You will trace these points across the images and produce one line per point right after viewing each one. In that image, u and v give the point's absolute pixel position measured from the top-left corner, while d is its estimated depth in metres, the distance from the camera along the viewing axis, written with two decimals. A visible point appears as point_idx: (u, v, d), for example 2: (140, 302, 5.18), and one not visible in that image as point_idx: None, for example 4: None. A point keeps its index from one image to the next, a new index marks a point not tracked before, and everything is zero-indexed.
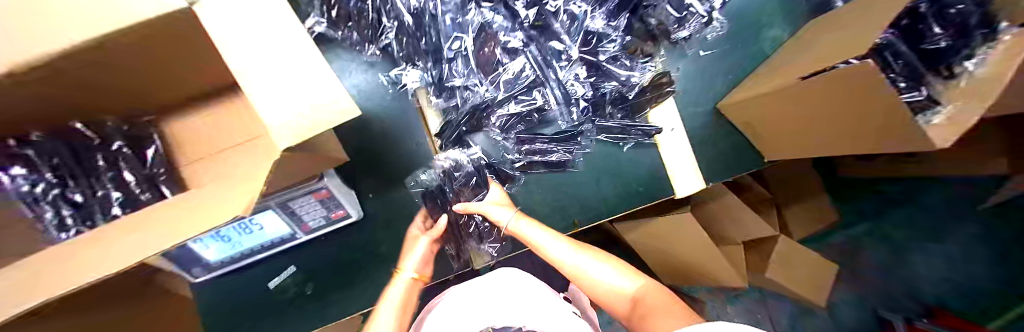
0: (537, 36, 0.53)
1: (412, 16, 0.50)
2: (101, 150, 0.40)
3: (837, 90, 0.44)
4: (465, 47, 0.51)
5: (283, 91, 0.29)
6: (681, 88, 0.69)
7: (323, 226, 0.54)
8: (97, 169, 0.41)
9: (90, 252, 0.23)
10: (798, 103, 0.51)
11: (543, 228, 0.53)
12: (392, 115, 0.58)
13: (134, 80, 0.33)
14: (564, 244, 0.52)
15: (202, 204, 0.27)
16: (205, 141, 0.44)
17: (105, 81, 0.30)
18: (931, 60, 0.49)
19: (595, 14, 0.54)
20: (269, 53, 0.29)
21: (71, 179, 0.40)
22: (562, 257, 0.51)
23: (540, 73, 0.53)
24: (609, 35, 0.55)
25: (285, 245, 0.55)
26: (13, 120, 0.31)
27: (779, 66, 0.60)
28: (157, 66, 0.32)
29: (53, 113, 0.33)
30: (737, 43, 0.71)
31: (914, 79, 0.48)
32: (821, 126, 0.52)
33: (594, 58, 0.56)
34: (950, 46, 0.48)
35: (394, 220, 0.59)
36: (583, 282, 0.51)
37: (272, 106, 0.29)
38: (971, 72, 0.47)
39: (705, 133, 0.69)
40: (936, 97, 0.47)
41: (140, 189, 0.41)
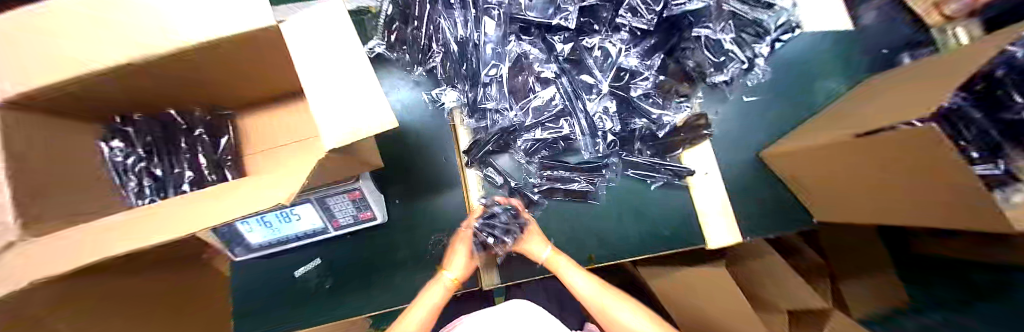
0: (570, 69, 0.55)
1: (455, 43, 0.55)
2: (184, 134, 0.48)
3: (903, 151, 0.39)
4: (500, 75, 0.54)
5: (333, 99, 0.33)
6: (719, 131, 0.66)
7: (350, 225, 0.58)
8: (176, 150, 0.48)
9: (89, 240, 0.24)
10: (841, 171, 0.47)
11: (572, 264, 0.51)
12: (430, 129, 0.63)
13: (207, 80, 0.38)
14: (589, 281, 0.50)
15: (209, 202, 0.30)
16: (269, 135, 0.51)
17: (197, 78, 0.36)
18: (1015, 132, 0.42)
19: (629, 52, 0.54)
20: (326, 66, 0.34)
21: (153, 155, 0.47)
22: (586, 292, 0.50)
23: (568, 103, 0.54)
24: (643, 73, 0.55)
25: (315, 238, 0.59)
26: (115, 104, 0.39)
27: (831, 120, 0.55)
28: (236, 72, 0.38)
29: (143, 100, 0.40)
30: (786, 92, 0.67)
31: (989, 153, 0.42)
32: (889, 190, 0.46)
33: (625, 93, 0.56)
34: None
35: (414, 228, 0.61)
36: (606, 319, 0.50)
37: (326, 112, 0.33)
38: None
39: (743, 183, 0.64)
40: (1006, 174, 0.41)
41: (207, 170, 0.48)
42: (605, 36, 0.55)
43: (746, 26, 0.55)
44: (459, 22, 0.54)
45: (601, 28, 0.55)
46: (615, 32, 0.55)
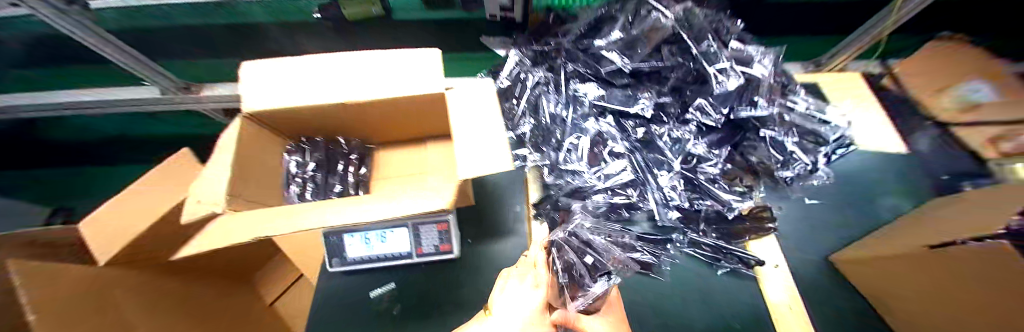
0: (641, 147, 0.63)
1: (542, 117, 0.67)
2: (342, 156, 0.62)
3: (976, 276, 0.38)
4: (579, 146, 0.63)
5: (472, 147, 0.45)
6: (785, 227, 0.68)
7: (431, 254, 0.64)
8: (330, 167, 0.61)
9: (227, 235, 0.34)
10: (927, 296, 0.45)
11: None
12: (506, 182, 0.74)
13: (390, 115, 0.58)
14: None
15: (302, 213, 0.37)
16: (396, 167, 0.65)
17: (396, 111, 0.57)
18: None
19: (697, 142, 0.61)
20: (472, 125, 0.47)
21: (313, 168, 0.60)
22: None
23: (641, 175, 0.61)
24: (710, 160, 0.61)
25: (397, 262, 0.65)
26: (312, 123, 0.56)
27: (910, 231, 0.54)
28: (410, 111, 0.57)
29: (328, 124, 0.57)
30: (849, 199, 0.70)
31: None
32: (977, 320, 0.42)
33: (692, 175, 0.62)
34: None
35: (480, 269, 0.65)
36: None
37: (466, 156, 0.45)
38: None
39: (821, 285, 0.60)
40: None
41: (349, 186, 0.60)
42: (672, 127, 0.62)
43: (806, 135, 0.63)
44: (552, 101, 0.67)
45: (669, 121, 0.63)
46: (683, 125, 0.62)
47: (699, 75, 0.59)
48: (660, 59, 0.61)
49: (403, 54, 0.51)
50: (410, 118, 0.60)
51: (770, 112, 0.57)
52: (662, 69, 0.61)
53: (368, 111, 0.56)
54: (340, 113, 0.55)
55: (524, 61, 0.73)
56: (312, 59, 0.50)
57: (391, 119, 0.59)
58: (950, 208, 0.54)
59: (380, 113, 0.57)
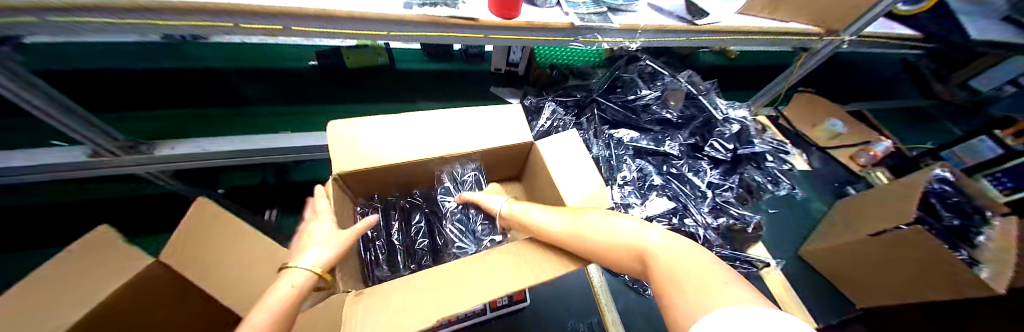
0: (673, 180, 0.75)
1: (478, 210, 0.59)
2: (419, 212, 0.59)
3: (902, 246, 0.65)
4: (630, 182, 0.73)
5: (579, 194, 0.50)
6: (766, 232, 0.89)
7: (505, 305, 0.61)
8: (404, 224, 0.58)
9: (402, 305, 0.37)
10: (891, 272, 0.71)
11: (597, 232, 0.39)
12: None
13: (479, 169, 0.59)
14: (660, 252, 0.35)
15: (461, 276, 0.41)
16: None
17: (487, 160, 0.56)
18: (958, 232, 0.71)
19: (711, 172, 0.76)
20: (570, 172, 0.52)
21: (377, 228, 0.55)
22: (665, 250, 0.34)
23: (680, 204, 0.72)
24: (723, 186, 0.76)
25: (469, 322, 0.60)
26: (394, 182, 0.53)
27: (849, 223, 0.80)
28: (499, 162, 0.58)
29: (407, 181, 0.55)
30: (792, 207, 0.97)
31: (954, 242, 0.69)
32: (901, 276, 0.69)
33: (716, 200, 0.75)
34: (961, 223, 0.72)
35: (552, 311, 0.66)
36: (671, 280, 0.31)
37: (574, 191, 0.49)
38: (986, 242, 0.70)
39: (793, 274, 0.84)
40: (974, 258, 0.67)
41: (422, 241, 0.56)
42: (688, 162, 0.77)
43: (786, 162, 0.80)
44: (596, 145, 0.77)
45: (684, 158, 0.78)
46: (696, 159, 0.78)
47: (708, 120, 0.77)
48: (683, 111, 0.78)
49: (492, 111, 0.55)
50: (486, 170, 0.60)
51: (762, 148, 0.75)
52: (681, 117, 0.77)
53: (452, 168, 0.55)
54: (424, 171, 0.53)
55: (558, 109, 0.84)
56: (416, 117, 0.51)
57: (469, 172, 0.59)
58: (863, 205, 0.80)
59: (458, 165, 0.54)
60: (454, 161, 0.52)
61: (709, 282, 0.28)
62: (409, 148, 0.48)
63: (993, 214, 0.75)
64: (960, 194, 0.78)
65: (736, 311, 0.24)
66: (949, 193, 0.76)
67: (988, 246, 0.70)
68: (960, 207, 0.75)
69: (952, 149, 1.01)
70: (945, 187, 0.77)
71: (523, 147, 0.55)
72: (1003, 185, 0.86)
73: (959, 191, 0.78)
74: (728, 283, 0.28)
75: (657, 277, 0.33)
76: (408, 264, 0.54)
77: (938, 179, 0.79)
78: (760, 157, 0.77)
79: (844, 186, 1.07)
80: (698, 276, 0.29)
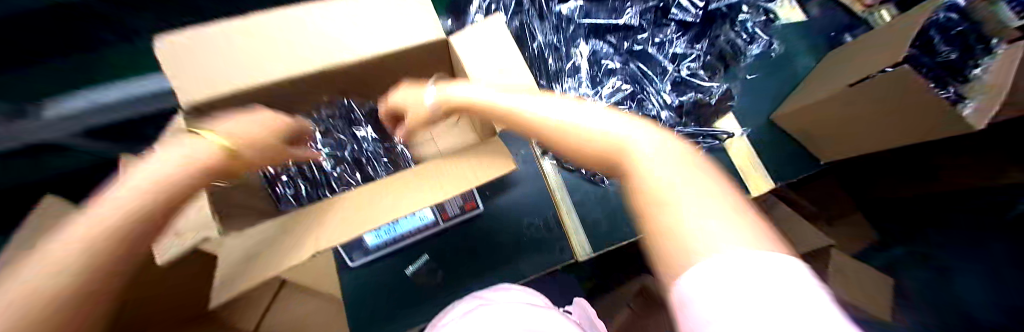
0: (632, 59, 0.65)
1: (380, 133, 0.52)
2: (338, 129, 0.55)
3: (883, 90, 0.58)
4: (582, 70, 0.63)
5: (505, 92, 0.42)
6: (739, 102, 0.82)
7: (457, 216, 0.61)
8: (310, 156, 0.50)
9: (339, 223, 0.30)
10: (861, 124, 0.66)
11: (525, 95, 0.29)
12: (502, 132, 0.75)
13: (395, 81, 0.49)
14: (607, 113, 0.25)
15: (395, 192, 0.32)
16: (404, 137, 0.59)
17: (393, 68, 0.45)
18: (950, 67, 0.66)
19: (678, 41, 0.65)
20: (492, 66, 0.43)
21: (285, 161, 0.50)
22: (600, 125, 0.23)
23: (636, 85, 0.65)
24: (690, 56, 0.66)
25: (425, 234, 0.61)
26: (275, 105, 0.43)
27: (827, 79, 0.73)
28: (411, 67, 0.47)
29: (296, 103, 0.44)
30: (778, 67, 0.86)
31: (941, 82, 0.66)
32: (861, 127, 0.67)
33: (681, 74, 0.66)
34: (958, 58, 0.67)
35: (508, 217, 0.66)
36: (633, 184, 0.20)
37: (497, 89, 0.41)
38: (981, 76, 0.65)
39: (765, 140, 0.80)
40: (959, 94, 0.64)
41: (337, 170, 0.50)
42: (653, 32, 0.65)
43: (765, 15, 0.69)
44: (541, 28, 0.64)
45: (650, 26, 0.65)
46: (662, 27, 0.66)
47: None
48: None
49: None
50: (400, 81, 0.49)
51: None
52: None
53: (354, 81, 0.45)
54: (317, 86, 0.43)
55: None
56: (285, 19, 0.39)
57: (379, 82, 0.48)
58: (853, 56, 0.72)
59: (351, 76, 0.43)
60: (348, 72, 0.42)
61: (676, 197, 0.17)
62: (285, 59, 0.38)
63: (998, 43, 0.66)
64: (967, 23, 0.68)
65: (734, 258, 0.13)
66: (956, 23, 0.67)
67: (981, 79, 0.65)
68: (957, 42, 0.68)
69: None
70: (953, 15, 0.67)
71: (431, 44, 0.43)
72: None
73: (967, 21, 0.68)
74: (701, 194, 0.17)
75: (619, 181, 0.22)
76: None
77: (948, 7, 0.67)
78: (734, 11, 0.65)
79: (842, 35, 0.96)
80: (680, 193, 0.17)
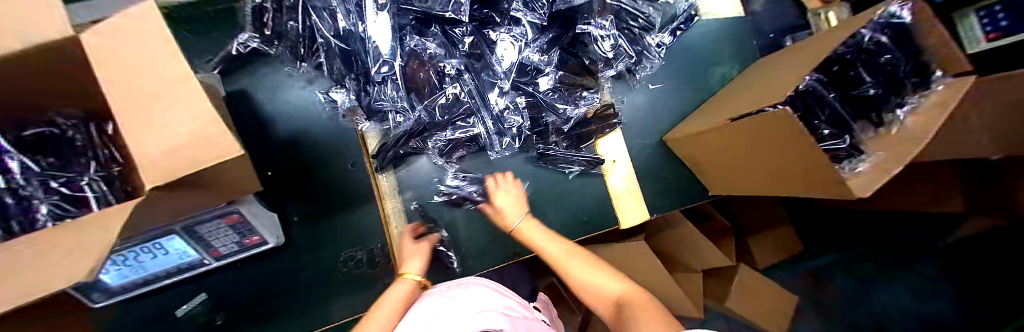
0: (474, 65, 0.53)
1: (78, 164, 0.40)
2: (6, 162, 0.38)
3: (762, 133, 0.47)
4: (398, 78, 0.49)
5: (174, 127, 0.25)
6: (628, 119, 0.69)
7: (236, 252, 0.51)
8: None
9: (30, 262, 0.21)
10: (740, 162, 0.56)
11: (539, 228, 0.54)
12: (325, 138, 0.58)
13: (62, 94, 0.34)
14: (555, 245, 0.51)
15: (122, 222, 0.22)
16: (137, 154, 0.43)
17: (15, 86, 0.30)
18: (863, 107, 0.53)
19: (529, 47, 0.52)
20: (144, 81, 0.25)
21: None
22: (550, 246, 0.52)
23: (475, 101, 0.53)
24: (544, 68, 0.54)
25: (193, 272, 0.51)
26: None
27: (721, 104, 0.63)
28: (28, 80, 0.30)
29: None
30: (689, 78, 0.73)
31: (840, 127, 0.51)
32: (744, 168, 0.56)
33: (531, 89, 0.55)
34: (877, 94, 0.52)
35: (322, 245, 0.57)
36: (576, 279, 0.48)
37: None
38: (900, 120, 0.51)
39: (651, 166, 0.69)
40: (859, 143, 0.52)
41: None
42: (503, 31, 0.52)
43: (635, 19, 0.54)
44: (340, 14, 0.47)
45: (500, 22, 0.51)
46: (514, 25, 0.52)
47: None
48: None
49: None
50: (93, 96, 0.35)
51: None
52: None
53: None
54: None
55: None
56: None
57: (59, 93, 0.34)
58: (761, 78, 0.60)
59: None
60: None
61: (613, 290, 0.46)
62: None
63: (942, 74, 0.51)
64: (898, 50, 0.52)
65: None
66: (886, 49, 0.52)
67: (900, 124, 0.51)
68: (884, 72, 0.53)
69: None
70: (883, 39, 0.52)
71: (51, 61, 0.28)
72: (993, 27, 0.61)
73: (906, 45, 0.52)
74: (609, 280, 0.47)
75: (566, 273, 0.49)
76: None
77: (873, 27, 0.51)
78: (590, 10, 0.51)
79: (781, 37, 0.77)
80: (584, 272, 0.48)
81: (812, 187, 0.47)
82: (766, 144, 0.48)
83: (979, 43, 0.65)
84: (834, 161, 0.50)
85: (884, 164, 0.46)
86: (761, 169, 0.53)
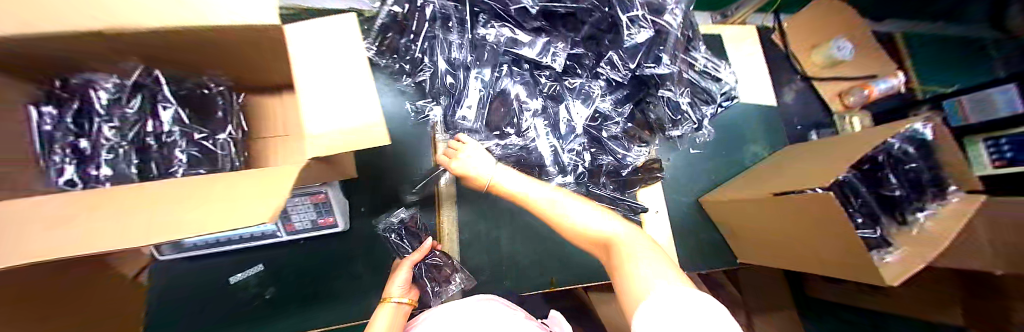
0: (553, 105, 0.60)
1: (207, 122, 0.44)
2: (155, 101, 0.40)
3: (805, 211, 0.51)
4: (491, 106, 0.57)
5: (342, 117, 0.34)
6: (669, 176, 0.76)
7: (306, 230, 0.54)
8: (95, 115, 0.38)
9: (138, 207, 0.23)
10: (780, 234, 0.59)
11: (514, 171, 0.47)
12: (405, 141, 0.65)
13: (228, 63, 0.40)
14: (537, 183, 0.46)
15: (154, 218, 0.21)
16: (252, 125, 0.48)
17: (196, 48, 0.34)
18: (891, 205, 0.58)
19: (604, 98, 0.60)
20: (337, 74, 0.35)
21: (71, 124, 0.38)
22: (525, 189, 0.45)
23: (552, 136, 0.60)
24: (613, 118, 0.62)
25: (261, 242, 0.54)
26: (34, 65, 0.31)
27: (758, 178, 0.69)
28: (208, 47, 0.34)
29: (53, 62, 0.32)
30: (724, 149, 0.81)
31: (872, 219, 0.56)
32: (784, 240, 0.59)
33: (597, 132, 0.63)
34: (903, 196, 0.58)
35: (376, 240, 0.59)
36: (562, 224, 0.43)
37: (327, 110, 0.34)
38: (919, 222, 0.57)
39: (687, 223, 0.74)
40: (889, 238, 0.56)
41: (130, 156, 0.39)
42: (585, 81, 0.60)
43: (700, 94, 0.62)
44: (453, 44, 0.55)
45: (583, 73, 0.60)
46: (593, 78, 0.60)
47: (613, 21, 0.53)
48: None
49: None
50: (245, 66, 0.40)
51: (669, 70, 0.54)
52: (571, 8, 0.53)
53: (177, 52, 0.34)
54: (100, 52, 0.32)
55: None
56: None
57: (227, 62, 0.39)
58: (797, 161, 0.67)
59: (147, 50, 0.33)
60: (173, 44, 0.32)
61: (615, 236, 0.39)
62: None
63: (955, 189, 0.59)
64: (925, 162, 0.60)
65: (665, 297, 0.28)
66: (911, 159, 0.59)
67: (920, 225, 0.58)
68: (909, 178, 0.59)
69: (959, 99, 0.78)
70: (909, 149, 0.59)
71: (246, 43, 0.33)
72: (999, 156, 0.70)
73: (929, 158, 0.60)
74: (611, 221, 0.42)
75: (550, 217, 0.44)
76: (95, 179, 0.38)
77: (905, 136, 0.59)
78: (666, 79, 0.56)
79: (807, 130, 0.87)
80: (566, 211, 0.43)
81: (856, 269, 0.51)
82: (816, 221, 0.51)
83: (986, 167, 0.73)
84: (871, 248, 0.54)
85: (907, 263, 0.52)
86: (798, 244, 0.57)
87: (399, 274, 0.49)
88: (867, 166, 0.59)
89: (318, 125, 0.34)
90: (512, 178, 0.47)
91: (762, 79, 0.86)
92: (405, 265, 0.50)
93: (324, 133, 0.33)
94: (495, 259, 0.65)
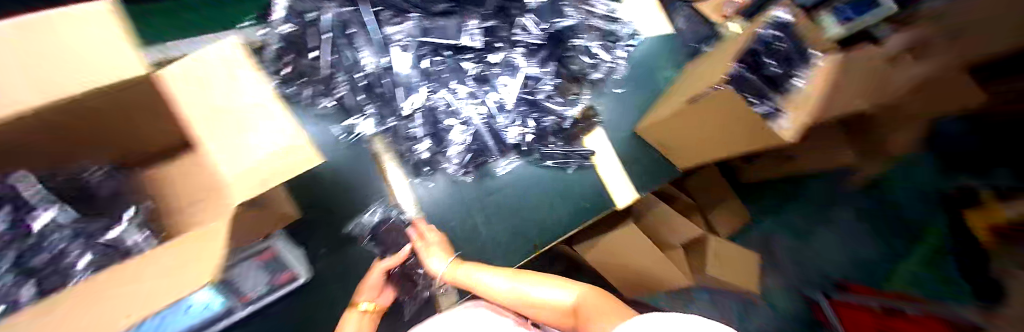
0: (484, 85, 0.62)
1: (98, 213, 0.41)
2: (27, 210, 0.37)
3: (713, 108, 0.62)
4: (421, 100, 0.56)
5: (259, 149, 0.32)
6: (606, 118, 0.83)
7: (266, 293, 0.53)
8: None
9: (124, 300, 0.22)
10: (704, 134, 0.70)
11: (478, 268, 0.59)
12: (343, 168, 0.59)
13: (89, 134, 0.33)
14: (500, 276, 0.59)
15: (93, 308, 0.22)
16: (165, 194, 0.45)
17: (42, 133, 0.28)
18: (773, 84, 0.72)
19: (528, 63, 0.63)
20: (238, 105, 0.32)
21: None
22: (496, 285, 0.58)
23: (494, 113, 0.62)
24: (543, 78, 0.65)
25: (220, 322, 0.51)
26: None
27: (673, 96, 0.79)
28: (55, 129, 0.29)
29: None
30: (642, 81, 0.91)
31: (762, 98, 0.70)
32: (709, 139, 0.70)
33: (533, 97, 0.65)
34: (781, 72, 0.72)
35: (349, 274, 0.59)
36: (530, 303, 0.57)
37: (240, 148, 0.31)
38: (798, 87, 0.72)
39: (631, 153, 0.83)
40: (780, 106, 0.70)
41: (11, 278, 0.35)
42: (505, 53, 0.62)
43: (608, 36, 0.70)
44: (365, 52, 0.53)
45: (501, 45, 0.62)
46: (512, 47, 0.62)
47: None
48: None
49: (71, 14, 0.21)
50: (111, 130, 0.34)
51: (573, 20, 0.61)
52: None
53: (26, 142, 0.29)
54: None
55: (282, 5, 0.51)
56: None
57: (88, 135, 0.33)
58: (698, 72, 0.79)
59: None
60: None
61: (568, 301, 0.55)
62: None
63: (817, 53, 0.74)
64: (789, 40, 0.72)
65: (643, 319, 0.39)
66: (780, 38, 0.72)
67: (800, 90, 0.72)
68: (782, 56, 0.72)
69: None
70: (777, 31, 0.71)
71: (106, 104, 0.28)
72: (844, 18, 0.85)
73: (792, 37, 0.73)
74: (562, 289, 0.57)
75: (519, 304, 0.58)
76: None
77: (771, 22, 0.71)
78: (573, 30, 0.63)
79: (701, 45, 1.00)
80: (528, 291, 0.57)
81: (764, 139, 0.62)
82: (723, 113, 0.61)
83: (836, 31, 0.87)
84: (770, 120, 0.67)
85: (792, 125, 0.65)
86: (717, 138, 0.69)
87: (369, 279, 0.58)
88: (750, 57, 0.71)
89: (235, 164, 0.31)
90: (477, 277, 0.59)
91: (654, 12, 0.96)
92: (376, 271, 0.58)
93: (245, 171, 0.31)
94: (478, 246, 0.67)
